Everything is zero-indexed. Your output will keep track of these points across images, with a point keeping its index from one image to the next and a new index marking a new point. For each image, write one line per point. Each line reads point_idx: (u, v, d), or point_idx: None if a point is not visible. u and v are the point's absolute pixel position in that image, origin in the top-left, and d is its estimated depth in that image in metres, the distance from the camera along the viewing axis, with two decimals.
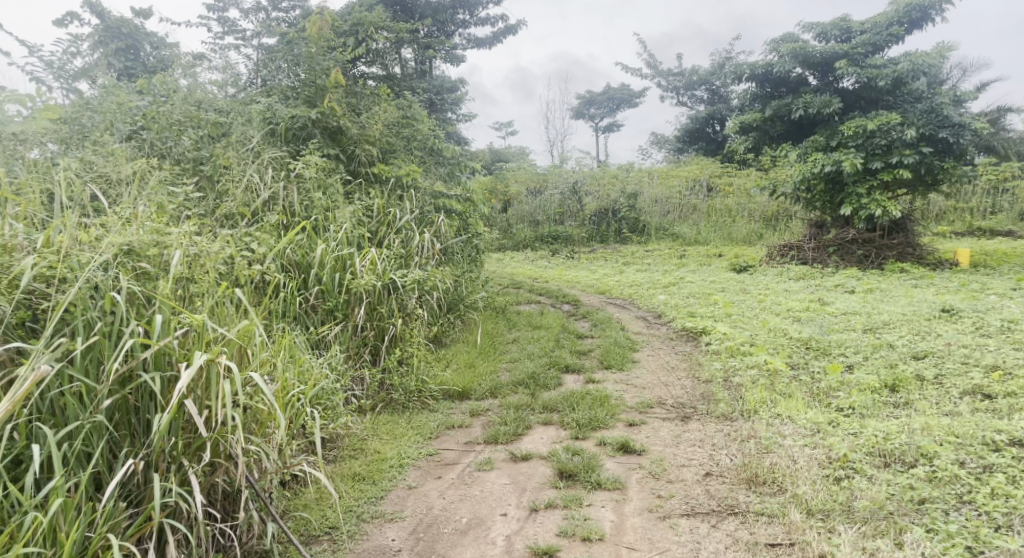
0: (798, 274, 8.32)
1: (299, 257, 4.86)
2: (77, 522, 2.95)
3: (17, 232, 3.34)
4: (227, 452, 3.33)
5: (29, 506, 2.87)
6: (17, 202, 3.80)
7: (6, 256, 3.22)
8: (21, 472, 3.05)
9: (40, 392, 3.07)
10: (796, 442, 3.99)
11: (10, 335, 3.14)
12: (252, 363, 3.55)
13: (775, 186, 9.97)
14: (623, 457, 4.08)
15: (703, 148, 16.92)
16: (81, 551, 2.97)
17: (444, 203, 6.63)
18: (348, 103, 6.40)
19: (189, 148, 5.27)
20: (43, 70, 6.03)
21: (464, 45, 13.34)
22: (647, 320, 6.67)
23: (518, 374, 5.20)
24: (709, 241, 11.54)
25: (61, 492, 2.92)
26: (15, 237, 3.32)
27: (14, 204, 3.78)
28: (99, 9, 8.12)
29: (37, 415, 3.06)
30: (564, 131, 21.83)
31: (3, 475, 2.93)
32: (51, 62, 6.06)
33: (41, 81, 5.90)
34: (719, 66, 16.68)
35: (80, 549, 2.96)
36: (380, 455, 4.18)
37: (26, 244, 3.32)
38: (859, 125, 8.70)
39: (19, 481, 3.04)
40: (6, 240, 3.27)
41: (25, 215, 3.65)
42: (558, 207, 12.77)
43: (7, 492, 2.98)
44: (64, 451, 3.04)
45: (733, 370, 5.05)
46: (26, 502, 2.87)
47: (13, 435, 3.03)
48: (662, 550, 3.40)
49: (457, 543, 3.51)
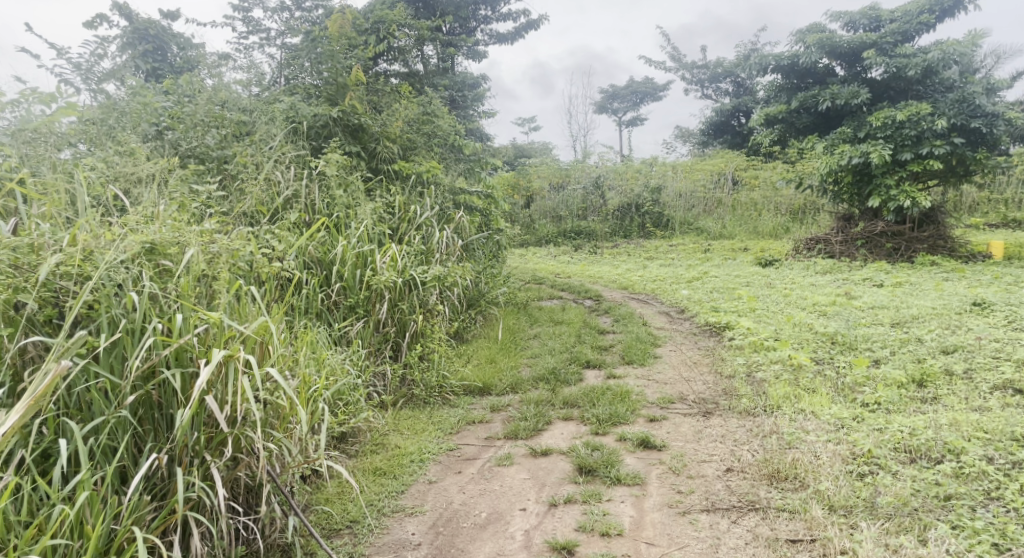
0: (825, 268, 8.18)
1: (322, 253, 4.91)
2: (103, 515, 2.98)
3: (44, 233, 3.34)
4: (248, 447, 3.35)
5: (56, 499, 2.90)
6: (43, 202, 3.83)
7: (33, 255, 3.19)
8: (48, 466, 3.08)
9: (67, 386, 3.10)
10: (819, 438, 3.92)
11: (39, 332, 3.17)
12: (272, 358, 3.56)
13: (802, 179, 9.87)
14: (643, 453, 4.05)
15: (728, 141, 16.69)
16: (107, 544, 2.99)
17: (465, 199, 6.62)
18: (369, 100, 6.41)
19: (213, 146, 5.31)
20: (71, 72, 6.12)
21: (486, 42, 13.37)
22: (669, 315, 6.60)
23: (539, 369, 5.18)
24: (735, 235, 11.40)
25: (87, 486, 2.95)
26: (42, 237, 3.32)
27: (38, 205, 3.80)
28: (127, 12, 8.23)
29: (64, 409, 3.09)
30: (588, 126, 21.69)
31: (32, 468, 2.96)
32: (79, 63, 6.15)
33: (68, 83, 5.96)
34: (746, 57, 16.45)
35: (106, 542, 2.99)
36: (401, 450, 4.18)
37: (52, 243, 3.31)
38: (889, 116, 8.53)
39: (47, 475, 3.06)
40: (32, 240, 3.25)
41: (50, 215, 3.68)
42: (581, 202, 12.67)
43: (36, 485, 3.01)
44: (89, 445, 3.07)
45: (756, 365, 4.99)
46: (52, 495, 2.90)
47: (42, 430, 3.06)
48: (681, 546, 3.37)
49: (476, 538, 3.51)
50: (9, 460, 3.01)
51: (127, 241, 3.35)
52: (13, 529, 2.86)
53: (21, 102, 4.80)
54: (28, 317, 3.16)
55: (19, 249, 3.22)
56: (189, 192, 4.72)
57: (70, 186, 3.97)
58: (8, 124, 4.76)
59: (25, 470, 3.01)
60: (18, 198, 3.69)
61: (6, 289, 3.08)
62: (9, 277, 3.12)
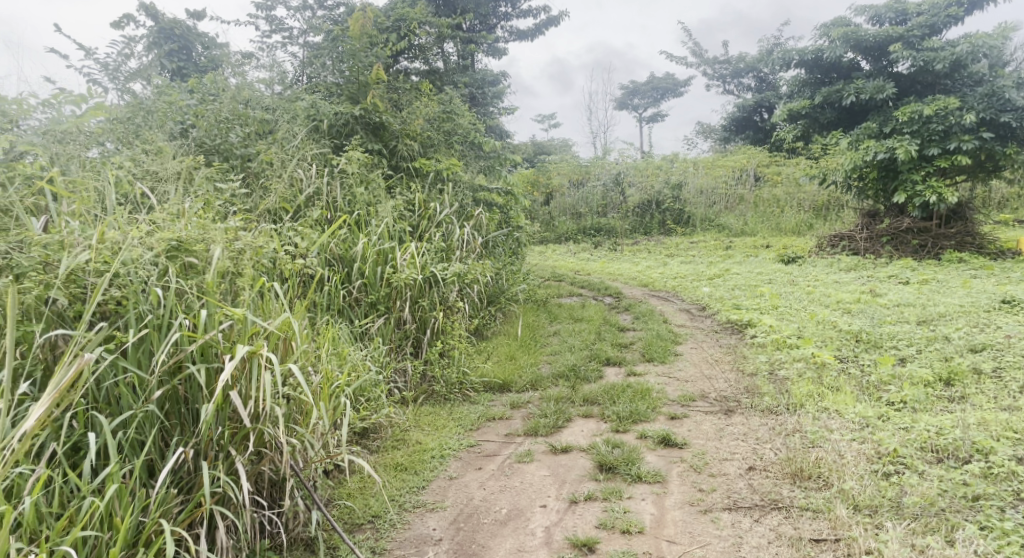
0: (849, 265, 8.08)
1: (343, 250, 4.92)
2: (131, 507, 2.99)
3: (73, 229, 3.35)
4: (272, 441, 3.37)
5: (86, 492, 2.92)
6: (71, 200, 3.87)
7: (64, 252, 3.20)
8: (78, 459, 3.10)
9: (96, 381, 3.13)
10: (844, 436, 3.89)
11: (69, 328, 3.19)
12: (294, 354, 3.58)
13: (825, 175, 9.76)
14: (664, 450, 4.03)
15: (750, 137, 16.54)
16: (135, 536, 3.01)
17: (485, 196, 6.62)
18: (390, 98, 6.43)
19: (236, 144, 5.34)
20: (99, 72, 6.18)
21: (506, 39, 13.36)
22: (691, 313, 6.57)
23: (559, 366, 5.17)
24: (757, 232, 11.30)
25: (116, 478, 2.97)
26: (72, 234, 3.32)
27: (67, 203, 3.84)
28: (153, 11, 8.30)
29: (93, 403, 3.12)
30: (608, 122, 21.61)
31: (63, 461, 2.99)
32: (106, 63, 6.21)
33: (96, 82, 6.02)
34: (769, 52, 16.29)
35: (134, 534, 3.01)
36: (422, 446, 4.18)
37: (81, 240, 3.30)
38: (915, 111, 8.49)
39: (77, 468, 3.09)
40: (63, 237, 3.26)
41: (79, 212, 3.71)
42: (601, 199, 12.63)
43: (66, 478, 3.04)
44: (118, 439, 3.10)
45: (779, 363, 4.95)
46: (82, 487, 2.92)
47: (71, 424, 3.09)
48: (702, 544, 3.34)
49: (497, 534, 3.50)
50: (40, 453, 3.04)
51: (153, 239, 3.36)
52: (45, 521, 2.89)
53: (52, 103, 4.80)
54: (58, 313, 3.18)
55: (49, 246, 3.24)
56: (214, 190, 4.75)
57: (99, 183, 4.00)
58: (40, 123, 4.73)
59: (56, 463, 3.04)
60: (47, 196, 3.72)
61: (38, 285, 3.11)
62: (40, 274, 3.15)
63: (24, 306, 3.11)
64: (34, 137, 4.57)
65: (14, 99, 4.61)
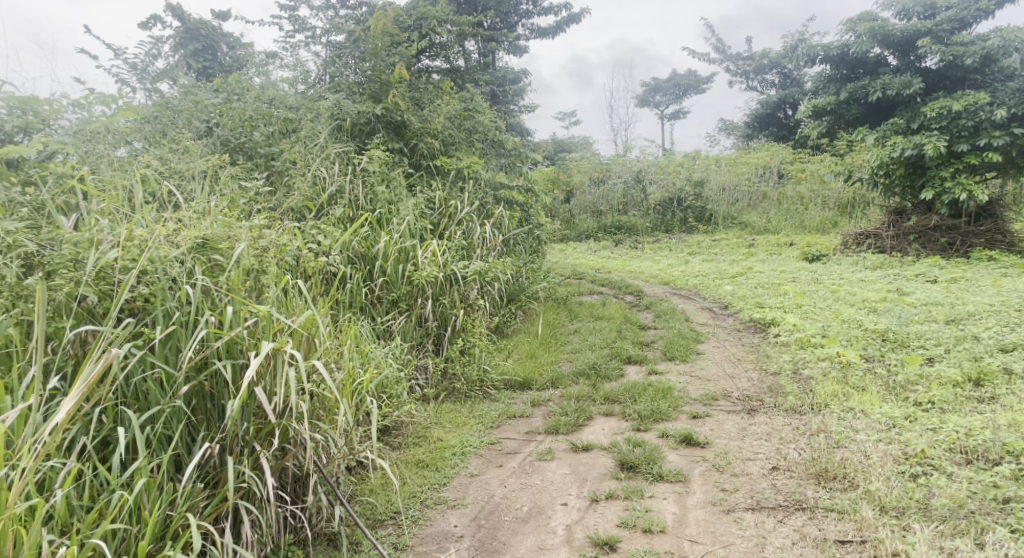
0: (875, 263, 7.99)
1: (365, 248, 4.93)
2: (159, 500, 3.01)
3: (102, 228, 3.37)
4: (295, 437, 3.37)
5: (115, 485, 2.93)
6: (101, 199, 3.89)
7: (93, 249, 3.23)
8: (108, 453, 3.12)
9: (124, 377, 3.14)
10: (869, 437, 3.84)
11: (99, 324, 3.21)
12: (318, 351, 3.59)
13: (851, 172, 9.65)
14: (686, 449, 4.00)
15: (774, 133, 16.38)
16: (163, 529, 3.03)
17: (506, 194, 6.61)
18: (411, 96, 6.44)
19: (261, 143, 5.36)
20: (127, 72, 6.22)
21: (526, 36, 13.32)
22: (713, 311, 6.52)
23: (580, 364, 5.15)
24: (781, 229, 11.20)
25: (144, 472, 2.98)
26: (101, 232, 3.35)
27: (97, 202, 3.86)
28: (179, 11, 8.36)
29: (122, 398, 3.14)
30: (629, 119, 21.52)
31: (93, 454, 3.01)
32: (135, 64, 6.26)
33: (124, 83, 6.06)
34: (794, 48, 16.15)
35: (162, 527, 3.02)
36: (443, 443, 4.18)
37: (110, 238, 3.33)
38: (943, 106, 8.42)
39: (106, 462, 3.11)
40: (92, 234, 3.29)
41: (109, 210, 3.74)
42: (622, 197, 12.59)
43: (96, 471, 3.06)
44: (146, 434, 3.12)
45: (803, 362, 4.89)
46: (111, 481, 2.94)
47: (101, 418, 3.12)
48: (725, 544, 3.31)
49: (518, 531, 3.49)
50: (71, 447, 3.06)
51: (179, 237, 3.39)
52: (76, 514, 2.91)
53: (83, 103, 4.79)
54: (88, 309, 3.21)
55: (79, 243, 3.27)
56: (239, 188, 4.78)
57: (127, 182, 4.02)
58: (70, 124, 4.70)
59: (86, 457, 3.06)
60: (78, 195, 3.75)
61: (68, 282, 3.13)
62: (70, 271, 3.17)
63: (55, 303, 3.14)
64: (65, 136, 4.60)
65: (45, 100, 4.60)
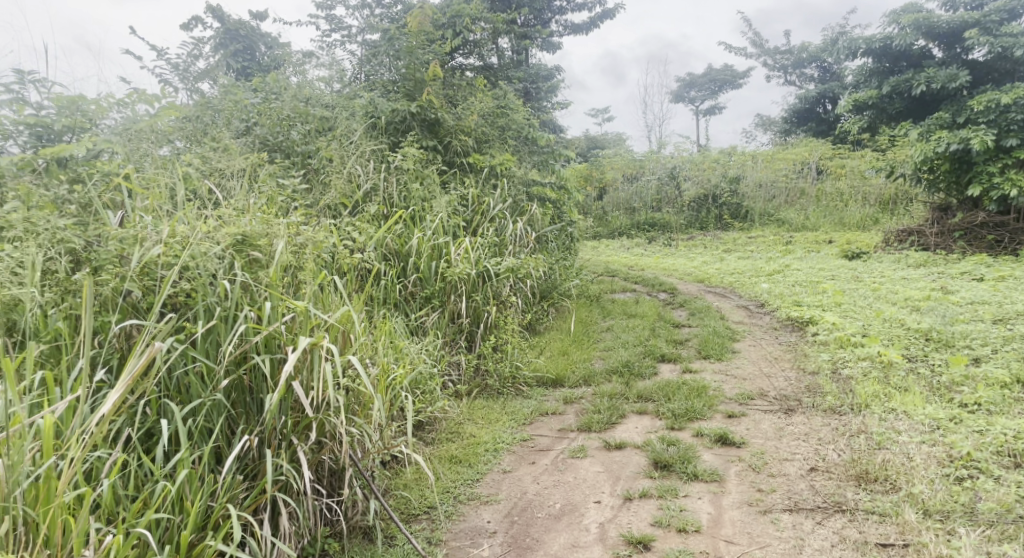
0: (918, 261, 7.82)
1: (399, 245, 4.94)
2: (200, 491, 3.03)
3: (147, 225, 3.39)
4: (332, 431, 3.38)
5: (159, 476, 2.96)
6: (145, 197, 3.94)
7: (137, 246, 3.26)
8: (152, 444, 3.16)
9: (166, 370, 3.17)
10: (912, 439, 3.75)
11: (143, 318, 3.25)
12: (353, 346, 3.59)
13: (893, 168, 9.47)
14: (721, 449, 3.94)
15: (813, 128, 16.12)
16: (204, 520, 3.05)
17: (539, 191, 6.59)
18: (445, 94, 6.44)
19: (298, 141, 5.40)
20: (170, 72, 6.30)
21: (560, 33, 13.25)
22: (749, 310, 6.42)
23: (612, 362, 5.11)
24: (819, 226, 11.01)
25: (186, 463, 3.00)
26: (146, 229, 3.36)
27: (141, 199, 3.91)
28: (219, 13, 8.46)
29: (165, 391, 3.18)
30: (663, 115, 21.34)
31: (138, 445, 3.04)
32: (177, 64, 6.33)
33: (167, 82, 6.14)
34: (833, 42, 15.89)
35: (203, 518, 3.04)
36: (476, 439, 4.17)
37: (154, 236, 3.33)
38: (992, 100, 8.34)
39: (150, 453, 3.14)
40: (137, 231, 3.30)
41: (152, 207, 3.79)
42: (656, 194, 12.50)
43: (140, 462, 3.09)
44: (187, 426, 3.14)
45: (842, 362, 4.80)
46: (155, 471, 2.97)
47: (145, 410, 3.15)
48: (762, 545, 3.25)
49: (552, 528, 3.47)
50: (116, 438, 3.10)
51: (219, 233, 3.40)
52: (122, 503, 2.94)
53: (128, 102, 4.90)
54: (132, 304, 3.25)
55: (125, 240, 3.31)
56: (277, 186, 4.81)
57: (171, 180, 4.07)
58: (115, 123, 4.78)
59: (130, 448, 3.09)
60: (124, 192, 3.81)
61: (114, 277, 3.19)
62: (116, 267, 3.23)
63: (102, 298, 3.19)
64: (111, 135, 4.67)
65: (92, 99, 4.67)
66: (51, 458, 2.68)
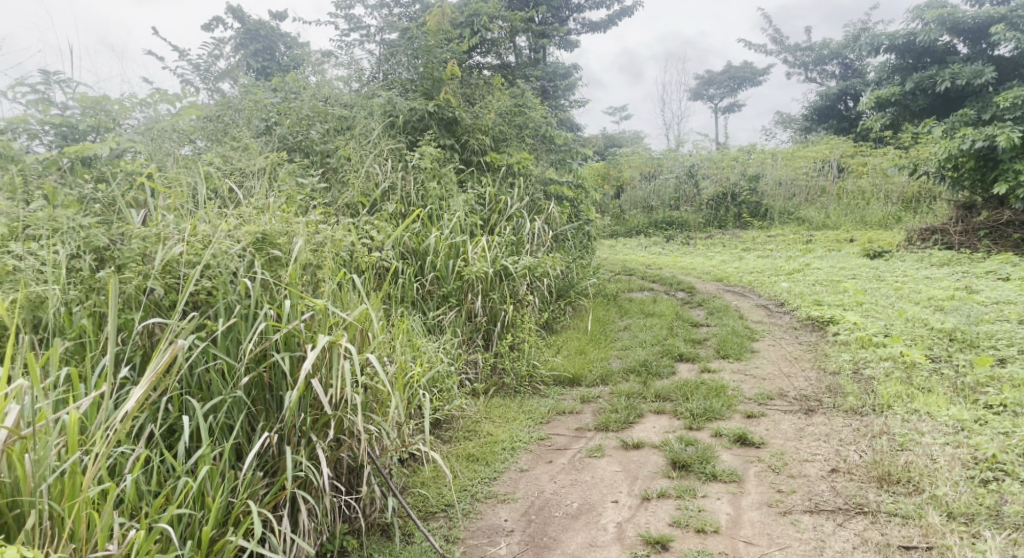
0: (941, 260, 7.73)
1: (416, 244, 4.94)
2: (221, 487, 3.03)
3: (169, 223, 3.42)
4: (350, 428, 3.38)
5: (181, 471, 2.96)
6: (167, 196, 3.96)
7: (160, 244, 3.29)
8: (173, 441, 3.17)
9: (188, 367, 3.19)
10: (936, 440, 3.70)
11: (165, 316, 3.26)
12: (371, 345, 3.59)
13: (915, 165, 9.38)
14: (740, 449, 3.91)
15: (834, 126, 15.97)
16: (225, 516, 3.05)
17: (556, 190, 6.57)
18: (463, 93, 6.45)
19: (317, 140, 5.41)
20: (191, 72, 6.35)
21: (578, 31, 13.23)
22: (768, 309, 6.37)
23: (630, 361, 5.09)
24: (840, 225, 10.91)
25: (207, 459, 3.01)
26: (168, 227, 3.40)
27: (162, 198, 3.93)
28: (239, 13, 8.50)
29: (187, 388, 3.19)
30: (681, 113, 21.24)
31: (160, 442, 3.05)
32: (198, 65, 6.38)
33: (189, 82, 6.18)
34: (855, 39, 15.75)
35: (224, 514, 3.04)
36: (493, 437, 4.16)
37: (176, 234, 3.38)
38: (1017, 96, 8.35)
39: (172, 449, 3.15)
40: (159, 230, 3.34)
41: (174, 206, 3.81)
42: (674, 192, 12.45)
43: (162, 458, 3.10)
44: (208, 423, 3.15)
45: (864, 362, 4.74)
46: (177, 467, 2.98)
47: (167, 407, 3.16)
48: (782, 546, 3.22)
49: (569, 528, 3.45)
50: (139, 434, 3.11)
51: (240, 232, 3.41)
52: (144, 498, 2.95)
53: (150, 102, 4.93)
54: (154, 302, 3.26)
55: (147, 238, 3.33)
56: (296, 184, 4.82)
57: (192, 180, 4.09)
58: (138, 123, 4.84)
59: (153, 444, 3.10)
60: (147, 191, 3.82)
61: (137, 275, 3.19)
62: (139, 265, 3.24)
63: (125, 295, 3.19)
64: (134, 135, 4.71)
65: (115, 99, 4.73)
66: (76, 453, 2.69)
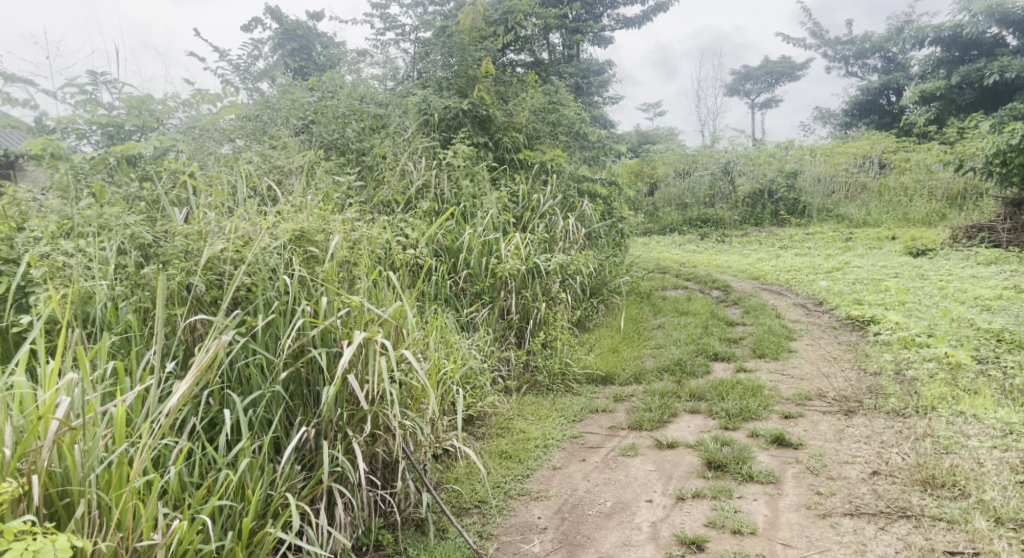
0: (987, 259, 7.54)
1: (449, 241, 4.92)
2: (261, 480, 3.04)
3: (210, 221, 3.45)
4: (385, 424, 3.38)
5: (222, 464, 2.98)
6: (207, 194, 4.00)
7: (202, 241, 3.31)
8: (214, 434, 3.19)
9: (228, 361, 3.21)
10: (983, 443, 3.60)
11: (207, 312, 3.29)
12: (406, 341, 3.59)
13: (961, 161, 9.18)
14: (777, 450, 3.84)
15: (875, 121, 15.68)
16: (265, 508, 3.06)
17: (589, 187, 6.50)
18: (497, 90, 6.44)
19: (353, 139, 5.43)
20: (231, 72, 6.43)
21: (612, 27, 13.16)
22: (806, 308, 6.26)
23: (664, 359, 5.03)
24: (881, 222, 10.70)
25: (248, 452, 3.02)
26: (209, 225, 3.42)
27: (203, 196, 3.96)
28: (277, 14, 8.57)
29: (227, 383, 3.21)
30: (717, 109, 21.02)
31: (202, 434, 3.07)
32: (237, 65, 6.45)
33: (229, 82, 6.26)
34: (898, 33, 15.46)
35: (263, 506, 3.05)
36: (526, 435, 4.13)
37: (217, 231, 3.41)
38: None
39: (213, 443, 3.17)
40: (201, 227, 3.37)
41: (214, 204, 3.84)
42: (709, 189, 12.33)
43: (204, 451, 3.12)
44: (248, 417, 3.17)
45: (906, 362, 4.63)
46: (219, 459, 2.99)
47: (208, 401, 3.18)
48: (821, 549, 3.15)
49: (602, 526, 3.41)
50: (181, 427, 3.13)
51: (278, 229, 3.43)
52: (187, 490, 2.96)
53: (192, 103, 4.93)
54: (196, 298, 3.28)
55: (190, 235, 3.35)
56: (332, 182, 4.84)
57: (232, 178, 4.12)
58: (181, 122, 4.90)
59: (195, 437, 3.12)
60: (189, 191, 3.85)
61: (180, 271, 3.22)
62: (181, 262, 3.26)
63: (168, 291, 3.22)
64: (176, 134, 4.77)
65: (159, 100, 4.81)
66: (123, 444, 2.71)
